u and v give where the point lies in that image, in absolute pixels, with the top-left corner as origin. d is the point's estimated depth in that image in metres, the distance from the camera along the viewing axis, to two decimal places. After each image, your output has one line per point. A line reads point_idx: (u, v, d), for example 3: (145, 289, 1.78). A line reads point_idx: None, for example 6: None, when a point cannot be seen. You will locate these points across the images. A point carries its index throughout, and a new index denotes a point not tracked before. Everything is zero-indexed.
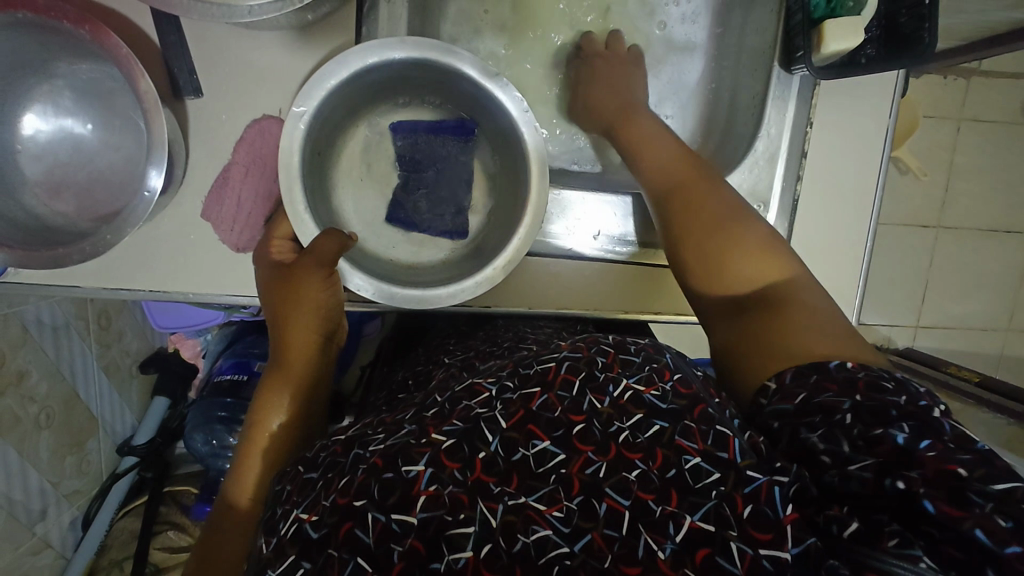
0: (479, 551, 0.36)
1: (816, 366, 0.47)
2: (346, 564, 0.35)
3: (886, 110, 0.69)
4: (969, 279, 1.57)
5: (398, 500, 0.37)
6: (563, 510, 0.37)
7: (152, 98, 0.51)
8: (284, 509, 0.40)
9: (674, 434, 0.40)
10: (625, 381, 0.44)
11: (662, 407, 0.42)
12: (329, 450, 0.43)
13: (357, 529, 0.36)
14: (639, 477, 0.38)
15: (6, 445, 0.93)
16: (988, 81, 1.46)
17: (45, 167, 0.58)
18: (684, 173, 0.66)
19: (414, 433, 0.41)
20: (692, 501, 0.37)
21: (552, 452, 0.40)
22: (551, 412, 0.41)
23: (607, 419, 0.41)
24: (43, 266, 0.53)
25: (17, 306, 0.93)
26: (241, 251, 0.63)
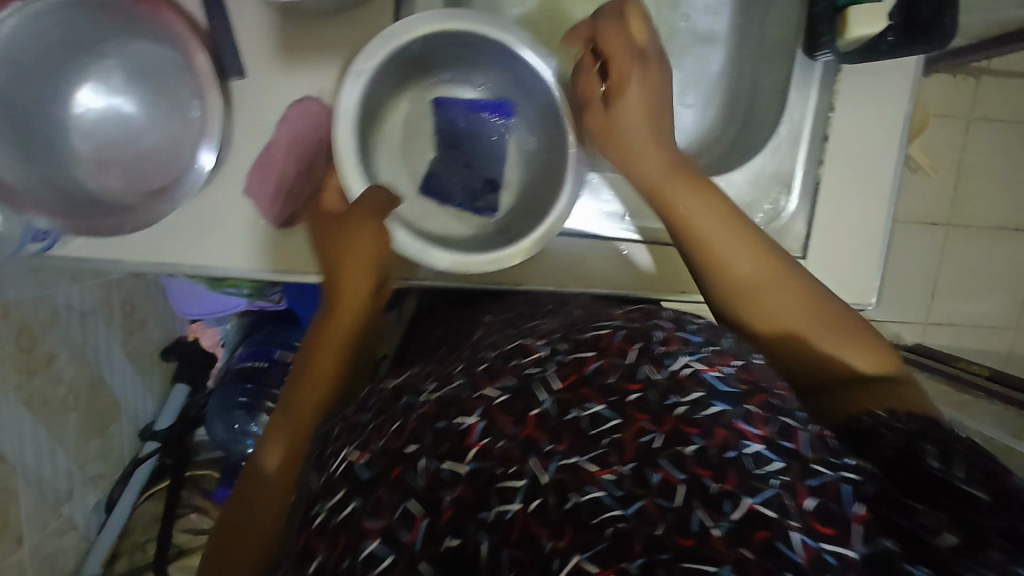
0: (529, 505, 0.37)
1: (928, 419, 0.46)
2: (396, 506, 0.37)
3: (906, 94, 0.70)
4: (979, 277, 1.58)
5: (450, 449, 0.39)
6: (615, 475, 0.37)
7: (209, 74, 0.54)
8: (334, 448, 0.44)
9: (734, 417, 0.39)
10: (685, 358, 0.43)
11: (721, 390, 0.41)
12: (379, 396, 0.46)
13: (407, 473, 0.39)
14: (696, 452, 0.38)
15: (36, 424, 0.95)
16: (998, 82, 1.48)
17: (95, 144, 0.59)
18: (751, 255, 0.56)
19: (465, 385, 0.43)
20: (755, 485, 0.36)
21: (606, 416, 0.40)
22: (605, 377, 0.42)
23: (664, 390, 0.41)
24: (95, 234, 0.55)
25: (49, 289, 0.95)
26: (281, 227, 0.64)
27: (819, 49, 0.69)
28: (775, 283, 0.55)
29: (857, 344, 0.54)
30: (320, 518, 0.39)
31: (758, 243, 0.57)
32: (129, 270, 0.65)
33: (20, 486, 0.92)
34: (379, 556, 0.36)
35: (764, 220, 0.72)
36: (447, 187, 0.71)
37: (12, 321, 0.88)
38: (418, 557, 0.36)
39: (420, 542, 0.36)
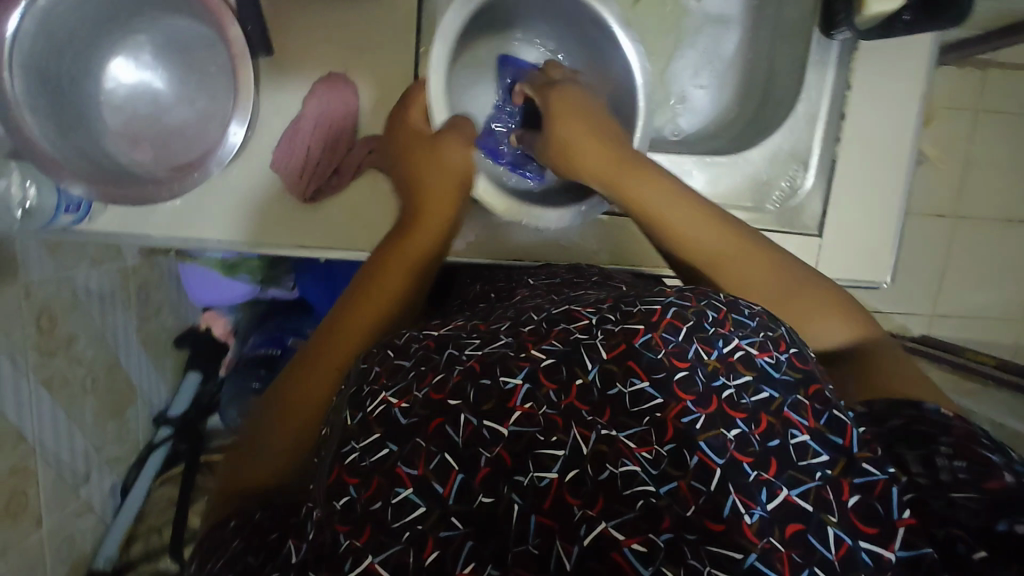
0: (565, 475, 0.38)
1: (910, 408, 0.46)
2: (433, 457, 0.38)
3: (922, 74, 0.71)
4: (987, 269, 1.59)
5: (493, 408, 0.40)
6: (653, 453, 0.38)
7: (242, 45, 0.55)
8: (372, 387, 0.43)
9: (783, 405, 0.41)
10: (737, 341, 0.44)
11: (774, 377, 0.42)
12: (421, 344, 0.46)
13: (448, 426, 0.39)
14: (738, 437, 0.39)
15: (56, 405, 0.95)
16: (1006, 73, 1.48)
17: (125, 119, 0.61)
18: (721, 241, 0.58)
19: (512, 345, 0.44)
20: (794, 476, 0.38)
21: (649, 394, 0.40)
22: (653, 352, 0.42)
23: (712, 371, 0.42)
24: (129, 203, 0.56)
25: (69, 271, 0.96)
26: (308, 202, 0.66)
27: (837, 27, 0.69)
28: (739, 263, 0.58)
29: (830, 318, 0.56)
30: (352, 456, 0.39)
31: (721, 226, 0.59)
32: (159, 244, 0.66)
33: (40, 466, 0.93)
34: (412, 502, 0.37)
35: (780, 199, 0.74)
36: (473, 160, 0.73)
37: (33, 302, 0.89)
38: (450, 510, 0.37)
39: (454, 496, 0.37)
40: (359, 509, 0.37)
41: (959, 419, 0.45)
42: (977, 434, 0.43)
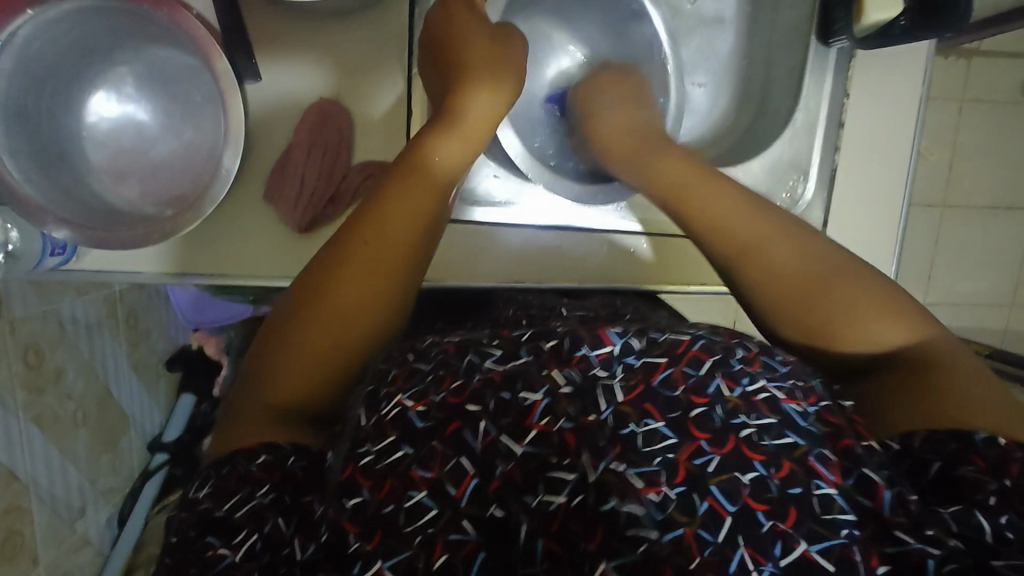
0: (574, 499, 0.37)
1: (954, 441, 0.43)
2: (449, 459, 0.38)
3: (920, 79, 0.75)
4: (974, 256, 1.59)
5: (511, 424, 0.39)
6: (660, 496, 0.37)
7: (229, 78, 0.53)
8: (389, 389, 0.43)
9: (808, 454, 0.39)
10: (764, 382, 0.42)
11: (801, 424, 0.40)
12: (441, 348, 0.45)
13: (465, 431, 0.39)
14: (753, 482, 0.37)
15: (47, 442, 0.93)
16: (988, 64, 1.47)
17: (109, 154, 0.59)
18: (743, 223, 0.56)
19: (533, 360, 0.43)
20: (813, 529, 0.36)
21: (662, 434, 0.39)
22: (671, 390, 0.41)
23: (733, 408, 0.40)
24: (120, 247, 0.54)
25: (55, 302, 0.93)
26: (305, 232, 0.64)
27: (835, 35, 0.73)
28: (768, 247, 0.55)
29: (887, 314, 0.50)
30: (367, 459, 0.40)
31: (737, 198, 0.58)
32: (147, 281, 0.64)
33: (34, 505, 0.90)
34: (426, 506, 0.37)
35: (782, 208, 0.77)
36: (473, 181, 0.76)
37: (19, 339, 0.86)
38: (463, 513, 0.37)
39: (467, 499, 0.37)
40: (371, 511, 0.38)
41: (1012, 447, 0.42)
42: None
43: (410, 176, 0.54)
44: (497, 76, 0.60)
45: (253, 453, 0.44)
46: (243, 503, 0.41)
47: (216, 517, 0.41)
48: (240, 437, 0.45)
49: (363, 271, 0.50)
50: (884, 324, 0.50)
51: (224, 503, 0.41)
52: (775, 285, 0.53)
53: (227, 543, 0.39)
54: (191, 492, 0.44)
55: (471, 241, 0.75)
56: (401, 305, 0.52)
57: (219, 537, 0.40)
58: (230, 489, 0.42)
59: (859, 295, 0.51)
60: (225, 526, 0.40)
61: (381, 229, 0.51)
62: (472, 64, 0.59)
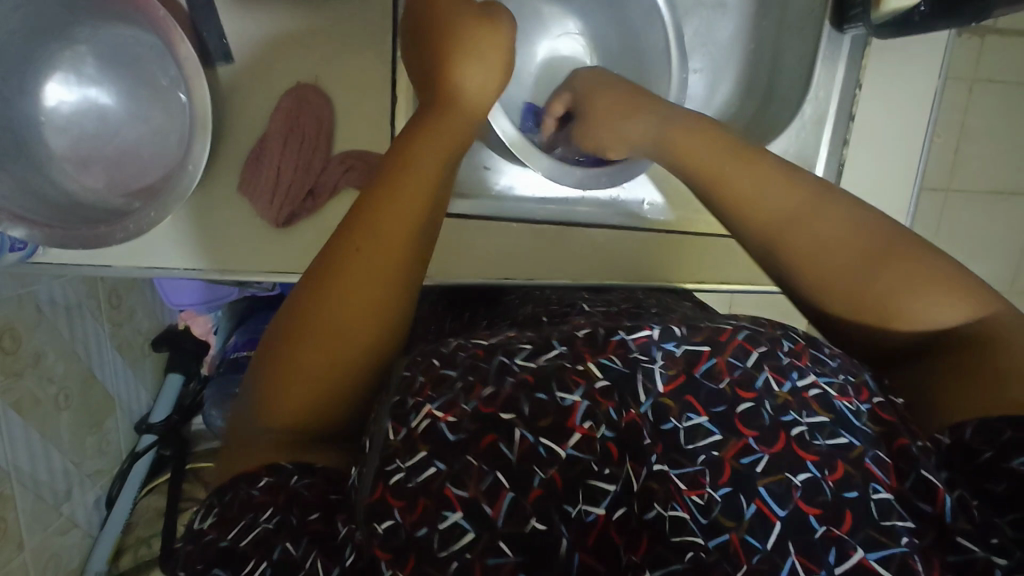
0: (614, 512, 0.34)
1: (1013, 429, 0.35)
2: (484, 476, 0.34)
3: (937, 70, 0.73)
4: (978, 239, 1.35)
5: (549, 425, 0.35)
6: (704, 498, 0.33)
7: (194, 64, 0.52)
8: (416, 400, 0.37)
9: (864, 455, 0.34)
10: (814, 377, 0.37)
11: (855, 424, 0.35)
12: (468, 352, 0.40)
13: (501, 443, 0.35)
14: (807, 484, 0.33)
15: (30, 427, 0.90)
16: (1007, 40, 1.23)
17: (71, 140, 0.58)
18: (787, 199, 0.49)
19: (566, 355, 0.38)
20: (872, 535, 0.31)
21: (707, 430, 0.35)
22: (715, 382, 0.36)
23: (782, 405, 0.35)
24: (85, 245, 0.54)
25: (29, 286, 0.89)
26: (282, 226, 0.64)
27: (850, 22, 0.72)
28: (814, 226, 0.47)
29: (938, 288, 0.43)
30: (396, 476, 0.34)
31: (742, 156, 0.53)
32: (121, 272, 0.64)
33: (16, 491, 0.88)
34: (461, 527, 0.33)
35: None
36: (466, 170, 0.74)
37: None
38: (500, 533, 0.32)
39: (504, 518, 0.33)
40: (404, 536, 0.33)
41: None
42: None
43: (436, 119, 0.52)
44: (485, 56, 0.54)
45: (257, 475, 0.39)
46: (249, 530, 0.37)
47: (223, 547, 0.37)
48: (250, 456, 0.41)
49: (371, 266, 0.46)
50: (938, 300, 0.42)
51: (229, 531, 0.37)
52: (819, 268, 0.47)
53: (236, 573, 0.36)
54: (195, 524, 0.40)
55: (465, 230, 0.72)
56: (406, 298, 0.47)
57: (226, 569, 0.36)
58: (233, 516, 0.38)
59: (913, 272, 0.43)
60: (231, 557, 0.36)
61: (372, 230, 0.46)
62: (466, 45, 0.53)
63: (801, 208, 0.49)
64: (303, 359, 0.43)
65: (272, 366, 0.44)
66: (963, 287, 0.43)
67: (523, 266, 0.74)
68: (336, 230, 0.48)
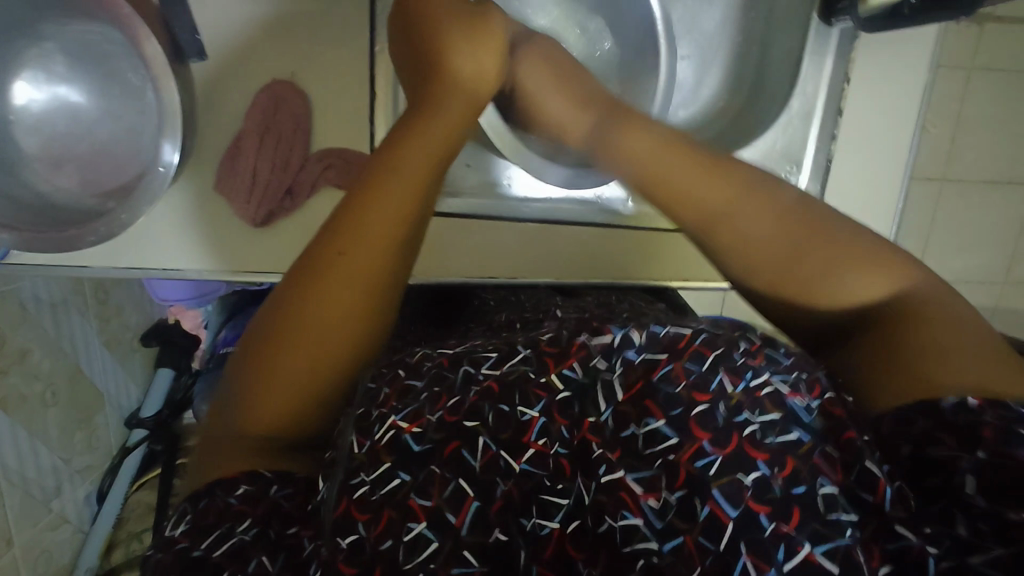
0: (568, 526, 0.33)
1: (924, 420, 0.35)
2: (447, 483, 0.34)
3: (926, 63, 0.73)
4: (972, 229, 1.34)
5: (509, 438, 0.35)
6: (659, 501, 0.31)
7: (161, 63, 0.52)
8: (381, 410, 0.39)
9: (813, 450, 0.32)
10: (769, 376, 0.35)
11: (805, 420, 0.33)
12: (434, 362, 0.42)
13: (464, 450, 0.35)
14: (756, 482, 0.31)
15: (16, 424, 0.90)
16: (1006, 29, 1.20)
17: (42, 139, 0.59)
18: (717, 195, 0.46)
19: (531, 364, 0.38)
20: (818, 530, 0.30)
21: (664, 435, 0.33)
22: (673, 386, 0.34)
23: (736, 406, 0.33)
24: (57, 249, 0.55)
25: (12, 282, 0.88)
26: (259, 225, 0.64)
27: (838, 15, 0.70)
28: (738, 216, 0.45)
29: (867, 263, 0.42)
30: (362, 489, 0.35)
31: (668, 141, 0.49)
32: (98, 273, 0.64)
33: (4, 489, 0.88)
34: (426, 538, 0.33)
35: None
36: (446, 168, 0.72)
37: None
38: (464, 543, 0.32)
39: (468, 527, 0.33)
40: (369, 550, 0.33)
41: (985, 409, 0.33)
42: (1012, 422, 0.32)
43: (440, 104, 0.50)
44: (480, 52, 0.52)
45: (235, 482, 0.39)
46: (223, 540, 0.36)
47: (194, 558, 0.36)
48: (223, 465, 0.41)
49: (352, 272, 0.44)
50: (862, 277, 0.41)
51: (203, 541, 0.37)
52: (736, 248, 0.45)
53: None
54: (168, 531, 0.39)
55: (445, 230, 0.72)
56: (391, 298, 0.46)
57: None
58: (208, 525, 0.37)
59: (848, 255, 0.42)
60: (203, 567, 0.35)
61: (357, 231, 0.44)
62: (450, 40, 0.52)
63: (727, 195, 0.46)
64: (282, 365, 0.41)
65: (250, 370, 0.42)
66: (896, 263, 0.42)
67: (503, 266, 0.74)
68: (321, 232, 0.46)
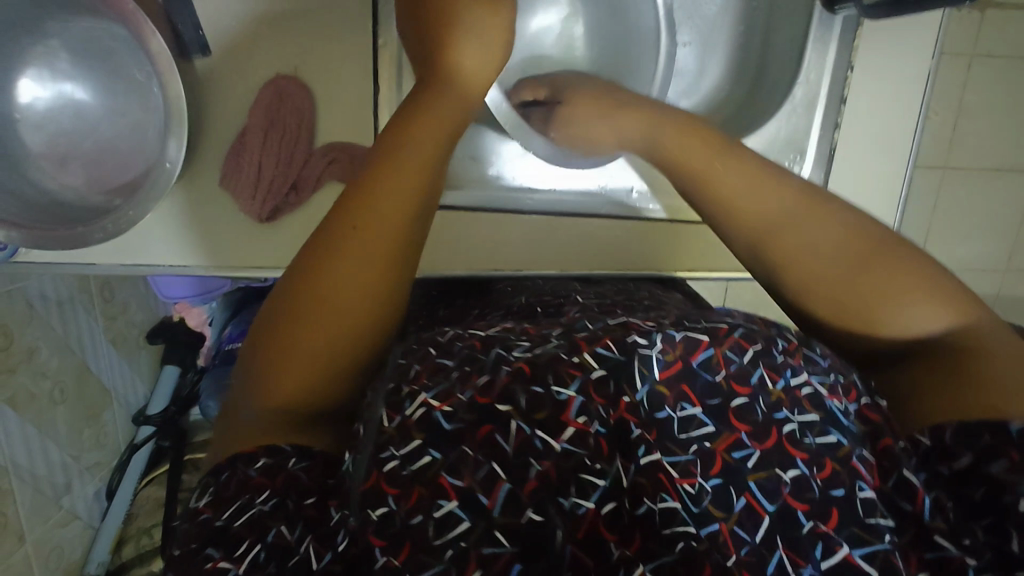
0: (603, 506, 0.33)
1: (986, 435, 0.36)
2: (480, 465, 0.33)
3: (930, 49, 0.73)
4: (974, 217, 1.34)
5: (546, 418, 0.35)
6: (695, 487, 0.34)
7: (166, 59, 0.53)
8: (411, 387, 0.37)
9: (851, 454, 0.35)
10: (807, 375, 0.38)
11: (843, 422, 0.36)
12: (467, 342, 0.40)
13: (497, 434, 0.34)
14: (796, 480, 0.34)
15: (26, 422, 0.90)
16: (1009, 14, 1.19)
17: (47, 137, 0.59)
18: (761, 200, 0.48)
19: (563, 346, 0.38)
20: (856, 532, 0.32)
21: (700, 421, 0.35)
22: (711, 374, 0.37)
23: (776, 402, 0.36)
24: (66, 246, 0.56)
25: (20, 281, 0.88)
26: (265, 221, 0.64)
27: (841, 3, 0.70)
28: (801, 230, 0.46)
29: (922, 295, 0.42)
30: (390, 464, 0.34)
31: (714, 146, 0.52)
32: (105, 271, 0.64)
33: (15, 486, 0.88)
34: (457, 516, 0.32)
35: None
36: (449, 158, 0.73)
37: None
38: (495, 523, 0.32)
39: (500, 508, 0.32)
40: (399, 524, 0.32)
41: None
42: None
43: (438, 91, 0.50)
44: (486, 36, 0.52)
45: (253, 456, 0.39)
46: (243, 511, 0.36)
47: (216, 527, 0.36)
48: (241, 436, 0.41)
49: (360, 258, 0.43)
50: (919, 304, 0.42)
51: (224, 511, 0.37)
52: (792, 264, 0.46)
53: (228, 556, 0.35)
54: (192, 502, 0.39)
55: (453, 221, 0.72)
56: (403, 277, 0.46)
57: (218, 548, 0.35)
58: (229, 497, 0.37)
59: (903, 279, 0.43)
60: (225, 537, 0.36)
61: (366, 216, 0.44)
62: (457, 32, 0.51)
63: (782, 211, 0.47)
64: (292, 350, 0.42)
65: (262, 355, 0.43)
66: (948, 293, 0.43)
67: (509, 257, 0.74)
68: (328, 216, 0.46)
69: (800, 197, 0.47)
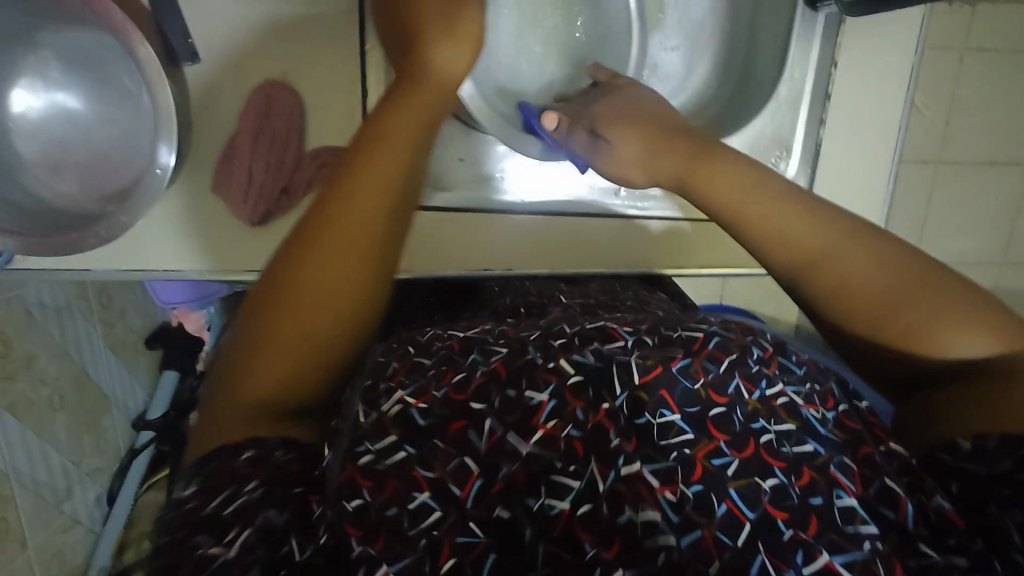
0: (578, 508, 0.34)
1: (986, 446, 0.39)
2: (451, 459, 0.35)
3: (912, 47, 0.74)
4: (970, 210, 1.34)
5: (517, 421, 0.36)
6: (676, 494, 0.34)
7: (155, 67, 0.53)
8: (388, 384, 0.40)
9: (829, 463, 0.36)
10: (782, 386, 0.40)
11: (820, 432, 0.38)
12: (445, 344, 0.43)
13: (470, 432, 0.36)
14: (775, 488, 0.35)
15: (26, 428, 0.91)
16: (1001, 8, 1.20)
17: (42, 145, 0.60)
18: (809, 234, 0.49)
19: (540, 355, 0.40)
20: (835, 539, 0.33)
21: (679, 428, 0.36)
22: (692, 381, 0.38)
23: (753, 412, 0.38)
24: (57, 252, 0.57)
25: (17, 289, 0.89)
26: (258, 225, 0.65)
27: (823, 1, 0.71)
28: (844, 261, 0.47)
29: (973, 325, 0.44)
30: (366, 458, 0.36)
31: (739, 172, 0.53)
32: (101, 277, 0.65)
33: (17, 492, 0.89)
34: (429, 506, 0.34)
35: None
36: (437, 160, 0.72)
37: None
38: (469, 515, 0.34)
39: (473, 500, 0.34)
40: (374, 515, 0.34)
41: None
42: None
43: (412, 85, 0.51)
44: (455, 36, 0.53)
45: (239, 448, 0.39)
46: (230, 501, 0.36)
47: (202, 515, 0.36)
48: (225, 433, 0.41)
49: (345, 245, 0.45)
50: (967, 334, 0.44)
51: (209, 501, 0.36)
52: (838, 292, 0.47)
53: (217, 540, 0.34)
54: (177, 492, 0.39)
55: (442, 223, 0.73)
56: (383, 270, 0.47)
57: (208, 534, 0.35)
58: (218, 483, 0.37)
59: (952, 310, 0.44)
60: (207, 524, 0.35)
61: (348, 202, 0.46)
62: (432, 40, 0.52)
63: (820, 241, 0.49)
64: (280, 335, 0.42)
65: (251, 343, 0.43)
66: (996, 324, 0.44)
67: (499, 259, 0.75)
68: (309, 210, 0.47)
69: (850, 229, 0.49)
